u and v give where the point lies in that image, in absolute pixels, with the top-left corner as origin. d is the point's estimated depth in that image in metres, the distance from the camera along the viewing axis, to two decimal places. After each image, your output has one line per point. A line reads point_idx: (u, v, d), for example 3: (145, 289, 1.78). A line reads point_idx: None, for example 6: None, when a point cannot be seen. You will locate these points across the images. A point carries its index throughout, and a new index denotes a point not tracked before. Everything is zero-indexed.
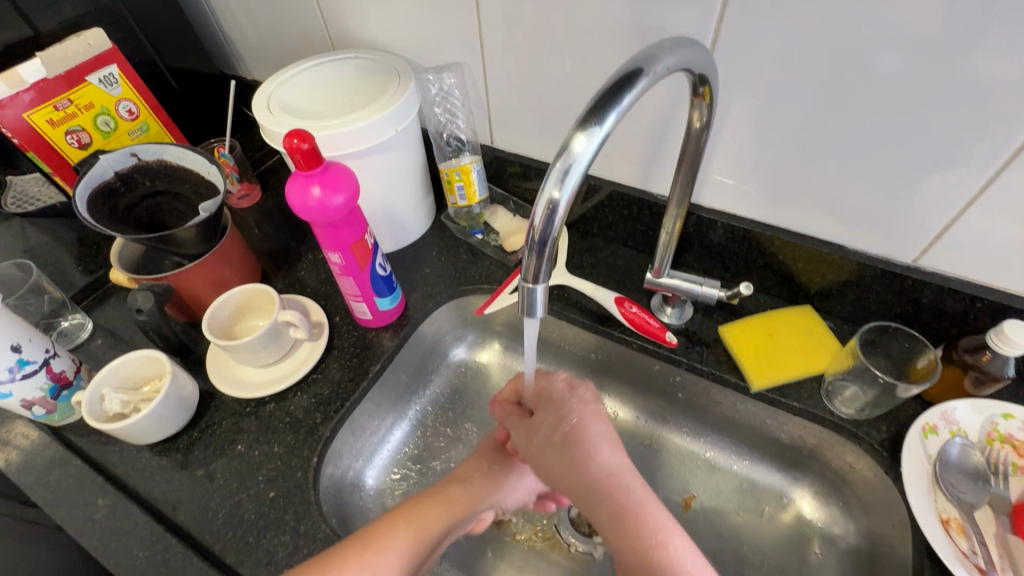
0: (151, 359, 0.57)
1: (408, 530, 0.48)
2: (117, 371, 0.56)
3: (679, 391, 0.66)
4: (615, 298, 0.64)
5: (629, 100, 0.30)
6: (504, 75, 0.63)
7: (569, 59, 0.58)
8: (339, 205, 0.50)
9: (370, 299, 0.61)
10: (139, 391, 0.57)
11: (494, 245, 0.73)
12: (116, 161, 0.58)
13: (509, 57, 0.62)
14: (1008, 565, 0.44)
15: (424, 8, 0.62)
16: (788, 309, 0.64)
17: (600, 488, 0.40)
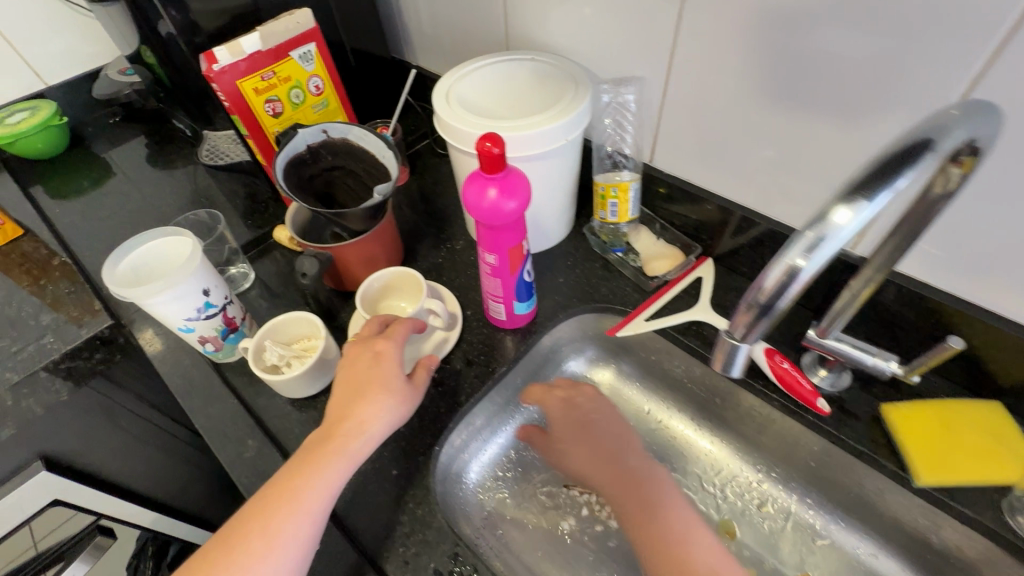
0: (307, 321, 0.61)
1: (304, 492, 0.48)
2: (280, 324, 0.61)
3: (814, 461, 0.62)
4: (766, 349, 0.58)
5: (904, 183, 0.27)
6: (687, 97, 0.61)
7: (769, 89, 0.54)
8: (510, 210, 0.50)
9: (510, 302, 0.62)
10: (293, 347, 0.62)
11: (633, 265, 0.71)
12: (310, 136, 0.62)
13: (698, 80, 0.58)
14: None
15: (616, 19, 0.61)
16: (972, 402, 0.56)
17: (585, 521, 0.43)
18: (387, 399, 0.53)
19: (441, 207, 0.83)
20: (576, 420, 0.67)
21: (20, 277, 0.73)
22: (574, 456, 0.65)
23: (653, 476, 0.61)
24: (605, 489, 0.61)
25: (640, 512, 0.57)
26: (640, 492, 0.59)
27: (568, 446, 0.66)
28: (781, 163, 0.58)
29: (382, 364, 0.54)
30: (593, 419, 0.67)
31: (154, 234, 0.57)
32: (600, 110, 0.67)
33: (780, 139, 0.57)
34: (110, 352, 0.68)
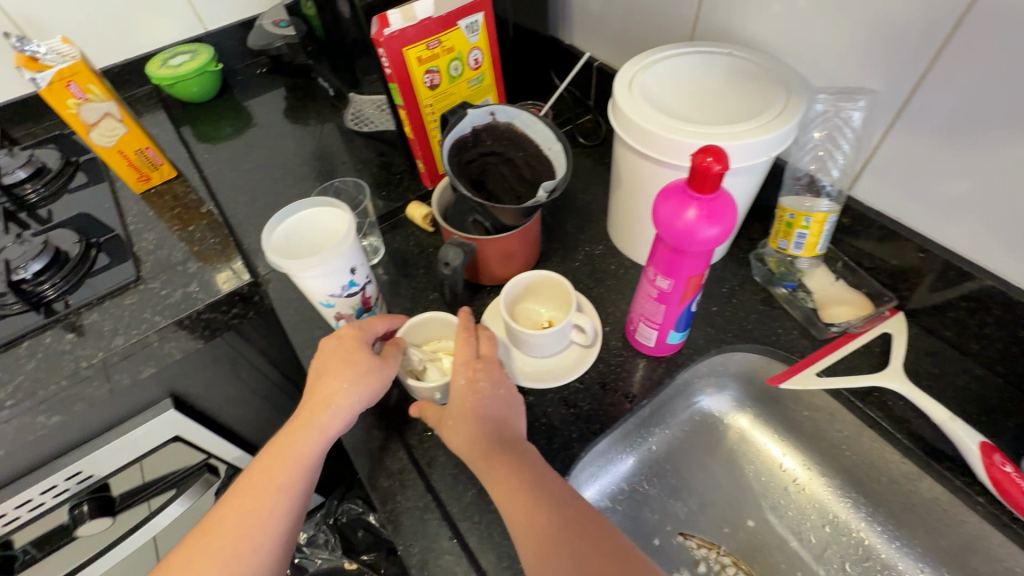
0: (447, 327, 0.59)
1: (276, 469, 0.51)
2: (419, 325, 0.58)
3: None
4: (983, 445, 0.51)
5: None
6: (935, 120, 0.49)
7: None
8: (710, 238, 0.43)
9: (665, 330, 0.55)
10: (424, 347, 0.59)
11: (806, 308, 0.61)
12: (477, 118, 0.58)
13: (960, 102, 0.47)
14: None
15: (857, 16, 0.50)
16: None
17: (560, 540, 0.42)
18: (353, 376, 0.51)
19: (581, 205, 0.76)
20: (455, 400, 0.51)
21: (171, 220, 0.75)
22: (461, 432, 0.49)
23: (519, 447, 0.48)
24: (481, 471, 0.47)
25: (507, 486, 0.45)
26: (507, 476, 0.46)
27: (458, 426, 0.50)
28: (1004, 207, 0.48)
29: (349, 345, 0.53)
30: (462, 413, 0.50)
31: (309, 203, 0.55)
32: (809, 121, 0.57)
33: (981, 172, 0.48)
34: (245, 308, 0.68)
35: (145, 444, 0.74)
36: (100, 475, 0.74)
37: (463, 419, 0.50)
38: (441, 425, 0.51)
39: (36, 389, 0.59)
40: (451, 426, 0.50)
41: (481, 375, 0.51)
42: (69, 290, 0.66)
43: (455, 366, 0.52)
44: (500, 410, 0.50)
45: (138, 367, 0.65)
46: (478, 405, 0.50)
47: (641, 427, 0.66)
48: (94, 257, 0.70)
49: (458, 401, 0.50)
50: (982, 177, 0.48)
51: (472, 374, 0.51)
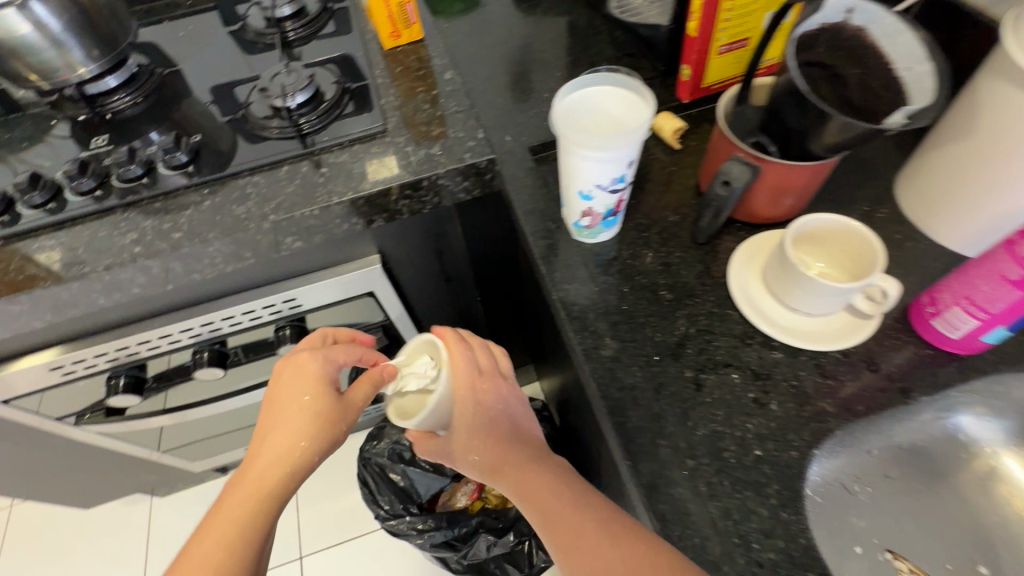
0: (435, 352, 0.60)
1: (245, 491, 0.49)
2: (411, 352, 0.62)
3: None
4: None
5: None
6: None
7: None
8: None
9: (993, 322, 0.45)
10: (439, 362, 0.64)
11: None
12: (830, 15, 0.48)
13: None
14: None
15: None
16: None
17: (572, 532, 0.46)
18: (298, 406, 0.54)
19: (862, 156, 0.64)
20: (471, 422, 0.58)
21: (415, 81, 0.75)
22: (483, 460, 0.57)
23: (531, 467, 0.54)
24: (514, 483, 0.54)
25: (541, 502, 0.51)
26: (536, 492, 0.51)
27: (481, 454, 0.57)
28: None
29: (303, 361, 0.57)
30: (482, 430, 0.58)
31: (603, 79, 0.50)
32: None
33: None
34: (474, 185, 0.67)
35: (347, 290, 0.79)
36: (305, 307, 0.79)
37: (486, 439, 0.57)
38: (458, 443, 0.58)
39: (293, 210, 0.63)
40: (471, 453, 0.57)
41: (488, 386, 0.60)
42: (323, 126, 0.69)
43: (459, 389, 0.58)
44: (511, 435, 0.59)
45: (370, 216, 0.66)
46: (495, 428, 0.58)
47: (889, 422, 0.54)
48: (344, 102, 0.71)
49: (473, 420, 0.58)
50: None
51: (486, 401, 0.59)
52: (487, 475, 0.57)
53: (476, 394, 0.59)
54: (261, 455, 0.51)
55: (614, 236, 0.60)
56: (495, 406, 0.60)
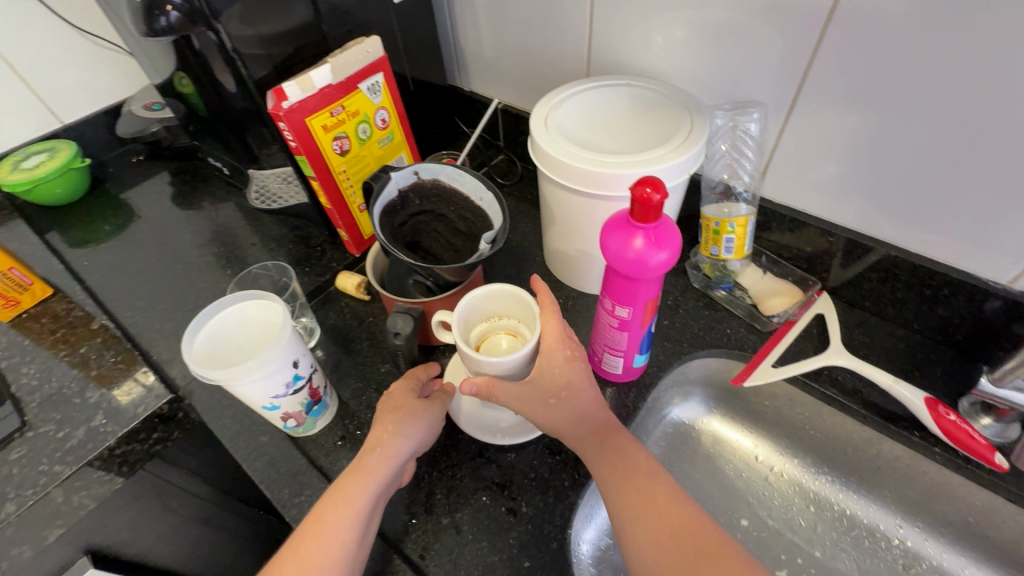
0: (523, 311, 0.54)
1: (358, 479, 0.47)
2: (500, 294, 0.54)
3: (970, 516, 0.56)
4: (927, 400, 0.54)
5: None
6: (800, 122, 0.56)
7: (856, 107, 0.52)
8: (659, 262, 0.44)
9: (630, 355, 0.55)
10: (482, 321, 0.56)
11: (744, 305, 0.65)
12: (401, 179, 0.56)
13: (817, 102, 0.54)
14: None
15: (720, 38, 0.56)
16: None
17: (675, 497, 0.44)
18: (408, 419, 0.50)
19: (515, 244, 0.77)
20: (554, 373, 0.48)
21: (55, 345, 0.65)
22: (572, 405, 0.49)
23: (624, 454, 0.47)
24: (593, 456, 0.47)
25: (622, 484, 0.45)
26: (632, 473, 0.46)
27: (563, 407, 0.48)
28: (860, 184, 0.56)
29: (402, 399, 0.52)
30: (566, 390, 0.48)
31: (231, 300, 0.51)
32: (713, 135, 0.61)
33: (848, 160, 0.56)
34: (168, 429, 0.60)
35: None
36: None
37: (570, 400, 0.48)
38: (538, 403, 0.49)
39: None
40: (556, 402, 0.48)
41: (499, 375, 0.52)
42: None
43: (551, 344, 0.48)
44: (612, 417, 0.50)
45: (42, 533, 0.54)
46: (580, 405, 0.49)
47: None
48: None
49: (563, 379, 0.48)
50: (858, 166, 0.55)
51: (560, 387, 0.48)
52: (574, 430, 0.49)
53: (572, 359, 0.49)
54: (386, 449, 0.48)
55: (334, 412, 0.60)
56: (585, 359, 0.50)
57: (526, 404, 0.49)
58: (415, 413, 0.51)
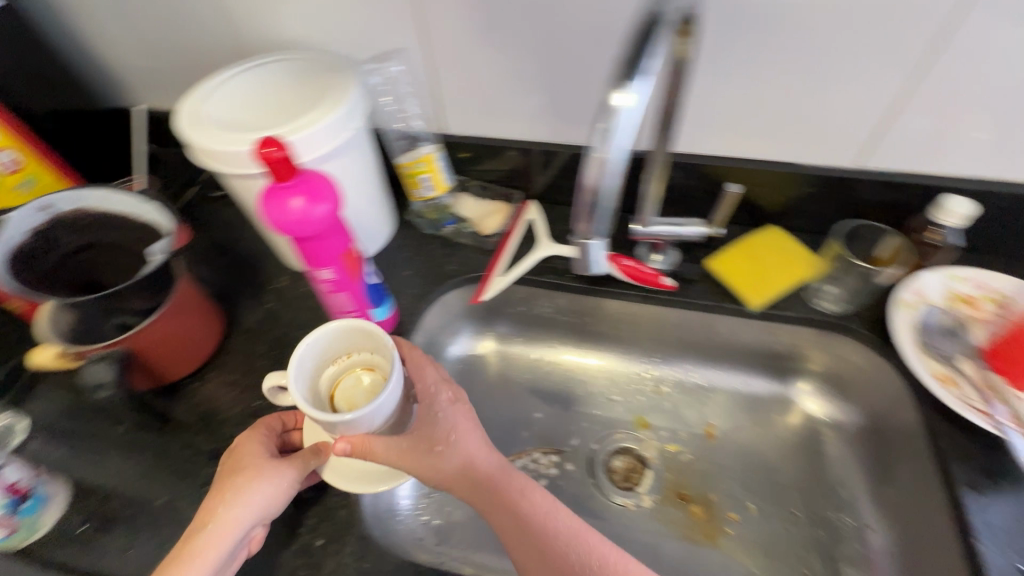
0: (373, 343, 0.52)
1: (189, 561, 0.42)
2: (340, 332, 0.51)
3: (679, 333, 0.70)
4: (609, 256, 0.64)
5: (653, 58, 0.36)
6: (438, 58, 0.61)
7: (469, 33, 0.58)
8: (322, 214, 0.45)
9: (365, 312, 0.57)
10: (330, 365, 0.52)
11: (469, 232, 0.71)
12: (27, 219, 0.50)
13: (440, 36, 0.59)
14: (995, 396, 0.51)
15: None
16: (756, 233, 0.66)
17: (556, 516, 0.49)
18: (250, 484, 0.46)
19: (246, 250, 0.73)
20: (435, 423, 0.50)
21: None
22: (457, 454, 0.50)
23: (507, 489, 0.50)
24: (474, 492, 0.50)
25: (509, 514, 0.49)
26: (517, 506, 0.49)
27: (447, 456, 0.49)
28: (508, 100, 0.64)
29: (246, 462, 0.47)
30: (448, 438, 0.50)
31: None
32: (376, 90, 0.63)
33: (490, 81, 0.62)
34: None
35: None
36: None
37: (455, 447, 0.50)
38: (417, 458, 0.49)
39: None
40: (439, 453, 0.49)
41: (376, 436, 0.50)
42: None
43: (430, 391, 0.52)
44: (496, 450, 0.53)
45: None
46: (462, 454, 0.50)
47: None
48: None
49: (446, 429, 0.50)
50: (499, 83, 0.62)
51: (446, 437, 0.50)
52: (456, 476, 0.50)
53: (447, 406, 0.52)
54: (216, 525, 0.44)
55: (67, 498, 0.53)
56: (465, 402, 0.54)
57: (408, 461, 0.48)
58: (262, 473, 0.46)
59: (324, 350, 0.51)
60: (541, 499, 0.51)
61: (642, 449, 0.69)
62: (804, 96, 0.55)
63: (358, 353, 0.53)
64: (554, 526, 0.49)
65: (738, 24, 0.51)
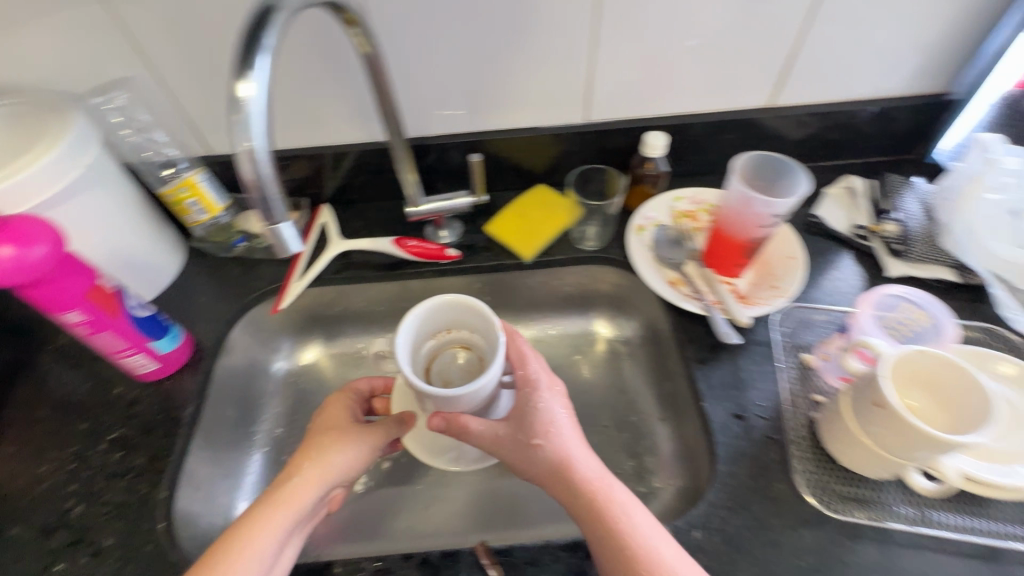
0: (474, 322, 0.55)
1: (265, 517, 0.46)
2: (448, 307, 0.54)
3: (485, 296, 0.75)
4: (394, 240, 0.70)
5: (273, 38, 0.34)
6: (170, 81, 0.61)
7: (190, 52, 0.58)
8: (43, 256, 0.45)
9: (144, 345, 0.57)
10: (432, 339, 0.58)
11: (262, 248, 0.72)
12: None
13: (162, 59, 0.58)
14: (709, 286, 0.63)
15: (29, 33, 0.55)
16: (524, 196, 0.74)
17: (654, 529, 0.45)
18: (343, 438, 0.52)
19: None
20: (541, 413, 0.50)
21: None
22: (555, 446, 0.49)
23: (588, 483, 0.47)
24: (561, 494, 0.48)
25: (595, 524, 0.46)
26: (613, 519, 0.45)
27: (526, 458, 0.49)
28: None
29: (333, 421, 0.54)
30: (548, 433, 0.49)
31: None
32: (112, 124, 0.61)
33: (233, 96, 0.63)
34: None
35: None
36: None
37: (551, 444, 0.49)
38: (518, 447, 0.50)
39: None
40: (535, 448, 0.49)
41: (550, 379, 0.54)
42: None
43: (530, 380, 0.51)
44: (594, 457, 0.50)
45: None
46: (560, 449, 0.49)
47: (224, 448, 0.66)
48: None
49: (545, 419, 0.49)
50: None
51: (547, 431, 0.49)
52: (551, 473, 0.48)
53: (528, 409, 0.50)
54: (311, 466, 0.49)
55: None
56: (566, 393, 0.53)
57: (504, 447, 0.50)
58: (341, 436, 0.52)
59: (429, 323, 0.55)
60: (621, 492, 0.48)
61: None
62: (519, 67, 0.65)
63: (461, 330, 0.57)
64: (653, 540, 0.44)
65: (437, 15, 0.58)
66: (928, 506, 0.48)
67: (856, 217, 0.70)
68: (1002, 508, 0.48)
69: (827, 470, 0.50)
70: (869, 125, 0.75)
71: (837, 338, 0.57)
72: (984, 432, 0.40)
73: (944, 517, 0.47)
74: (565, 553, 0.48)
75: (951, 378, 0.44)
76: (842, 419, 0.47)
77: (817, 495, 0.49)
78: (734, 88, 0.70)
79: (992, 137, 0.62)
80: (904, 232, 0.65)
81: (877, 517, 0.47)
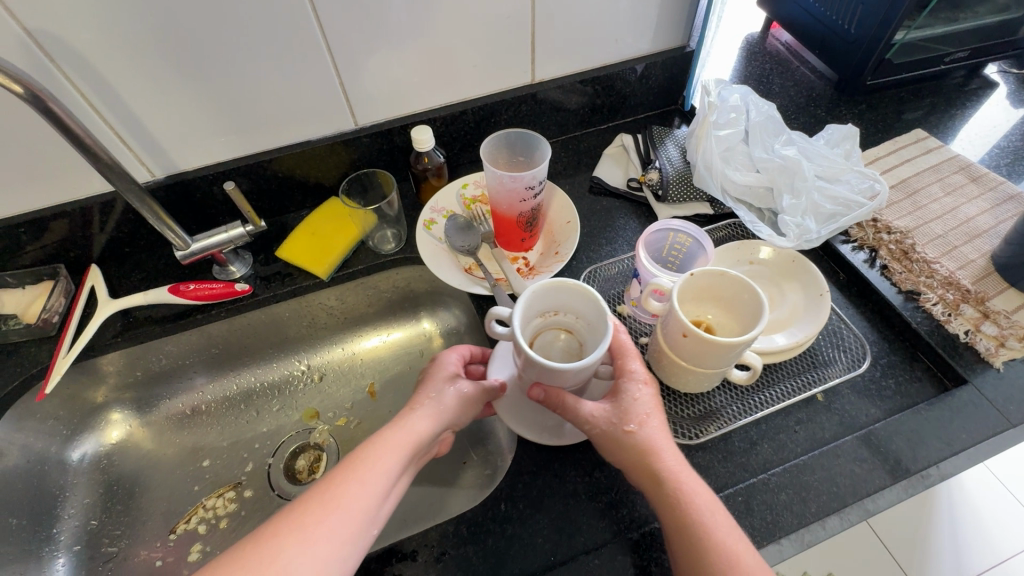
0: (589, 314, 0.49)
1: (370, 463, 0.43)
2: (567, 291, 0.48)
3: (303, 324, 0.73)
4: (169, 288, 0.65)
5: None
6: None
7: None
8: None
9: None
10: (538, 317, 0.52)
11: (15, 328, 0.63)
12: None
13: None
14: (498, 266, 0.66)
15: None
16: (314, 213, 0.73)
17: (730, 528, 0.41)
18: (461, 386, 0.51)
19: None
20: (631, 402, 0.46)
21: None
22: (644, 434, 0.44)
23: (670, 473, 0.43)
24: (641, 481, 0.44)
25: (677, 517, 0.42)
26: (689, 514, 0.41)
27: (616, 444, 0.45)
28: None
29: (452, 372, 0.52)
30: (642, 421, 0.45)
31: None
32: None
33: None
34: None
35: None
36: None
37: (641, 433, 0.45)
38: (607, 429, 0.45)
39: None
40: (627, 432, 0.45)
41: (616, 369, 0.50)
42: None
43: (631, 368, 0.47)
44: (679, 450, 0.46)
45: None
46: (651, 439, 0.44)
47: (16, 561, 0.59)
48: None
49: (642, 405, 0.46)
50: None
51: (641, 416, 0.45)
52: (636, 461, 0.44)
53: (618, 396, 0.46)
54: (418, 416, 0.47)
55: None
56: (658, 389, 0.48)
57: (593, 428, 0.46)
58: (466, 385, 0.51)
59: (535, 304, 0.49)
60: (701, 485, 0.43)
61: (314, 438, 0.71)
62: (261, 85, 0.62)
63: (568, 314, 0.51)
64: (726, 536, 0.41)
65: (138, 44, 0.54)
66: (747, 395, 0.55)
67: (630, 171, 0.76)
68: (792, 368, 0.57)
69: (670, 404, 0.55)
70: (632, 85, 0.81)
71: (635, 283, 0.60)
72: (761, 308, 0.46)
73: (764, 396, 0.55)
74: (378, 564, 0.46)
75: (722, 283, 0.49)
76: (679, 364, 0.50)
77: (674, 429, 0.53)
78: (495, 70, 0.72)
79: (714, 83, 0.72)
80: (663, 177, 0.70)
81: (722, 423, 0.53)
